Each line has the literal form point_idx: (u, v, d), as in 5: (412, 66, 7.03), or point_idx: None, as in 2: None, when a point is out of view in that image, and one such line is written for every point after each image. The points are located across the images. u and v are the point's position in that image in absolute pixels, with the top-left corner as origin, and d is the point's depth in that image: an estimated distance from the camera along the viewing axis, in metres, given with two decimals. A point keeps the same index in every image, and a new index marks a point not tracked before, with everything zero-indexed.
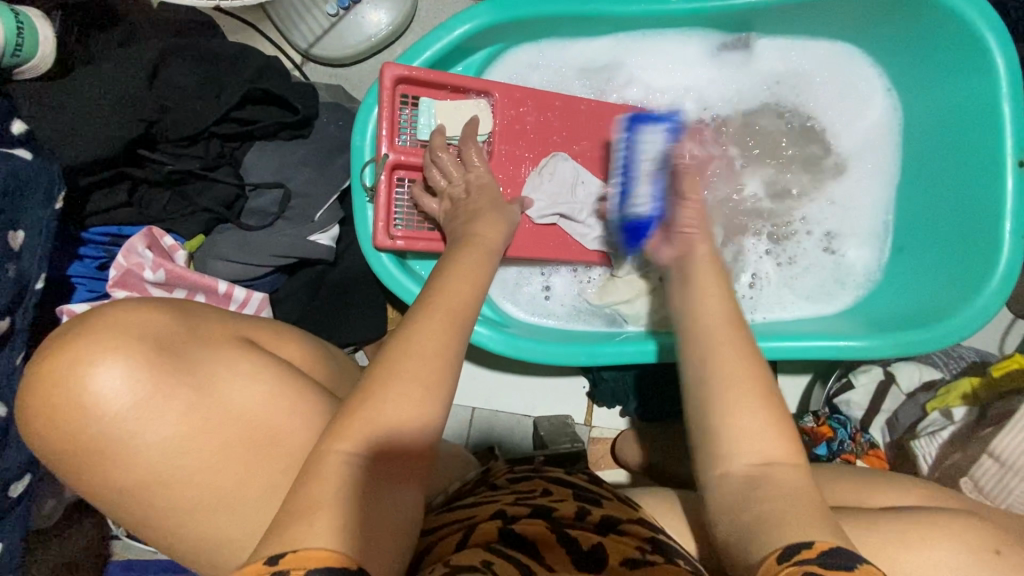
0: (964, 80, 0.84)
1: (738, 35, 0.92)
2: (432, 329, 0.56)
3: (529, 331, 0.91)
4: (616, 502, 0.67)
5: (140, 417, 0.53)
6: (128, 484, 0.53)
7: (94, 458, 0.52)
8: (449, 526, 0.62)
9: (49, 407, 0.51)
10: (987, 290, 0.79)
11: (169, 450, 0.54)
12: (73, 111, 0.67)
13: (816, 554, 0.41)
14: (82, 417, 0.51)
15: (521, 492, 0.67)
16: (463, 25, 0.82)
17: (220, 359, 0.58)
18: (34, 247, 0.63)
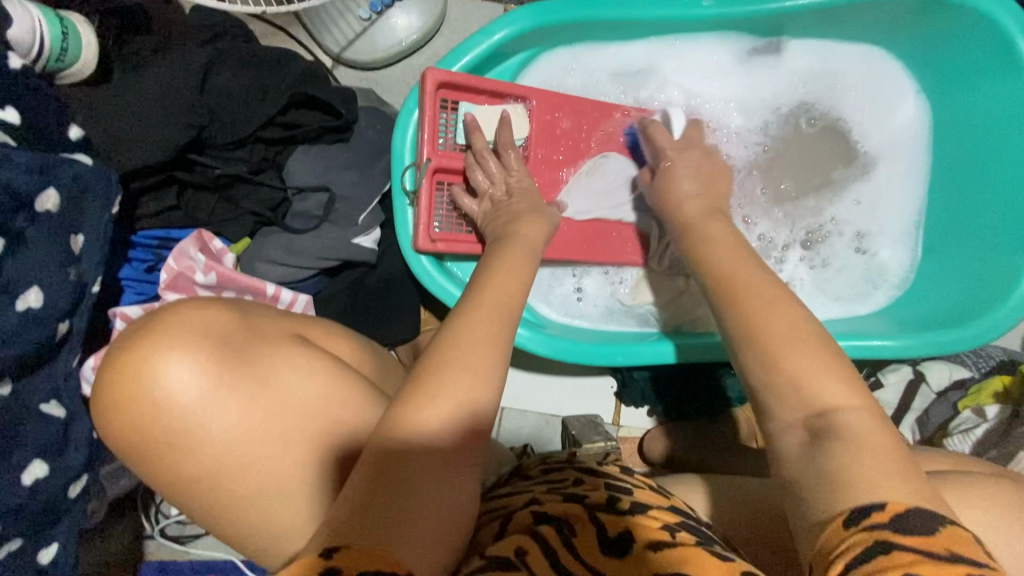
0: (995, 83, 0.85)
1: (770, 39, 0.94)
2: (487, 330, 0.57)
3: (564, 332, 0.92)
4: (649, 491, 0.68)
5: (205, 409, 0.55)
6: (194, 473, 0.55)
7: (165, 447, 0.55)
8: (490, 517, 0.64)
9: (124, 398, 0.54)
10: (1023, 289, 0.80)
11: (231, 442, 0.55)
12: (128, 117, 0.69)
13: (888, 520, 0.42)
14: (152, 409, 0.54)
15: (554, 480, 0.68)
16: (503, 30, 0.83)
17: (278, 354, 0.59)
18: (93, 251, 0.64)
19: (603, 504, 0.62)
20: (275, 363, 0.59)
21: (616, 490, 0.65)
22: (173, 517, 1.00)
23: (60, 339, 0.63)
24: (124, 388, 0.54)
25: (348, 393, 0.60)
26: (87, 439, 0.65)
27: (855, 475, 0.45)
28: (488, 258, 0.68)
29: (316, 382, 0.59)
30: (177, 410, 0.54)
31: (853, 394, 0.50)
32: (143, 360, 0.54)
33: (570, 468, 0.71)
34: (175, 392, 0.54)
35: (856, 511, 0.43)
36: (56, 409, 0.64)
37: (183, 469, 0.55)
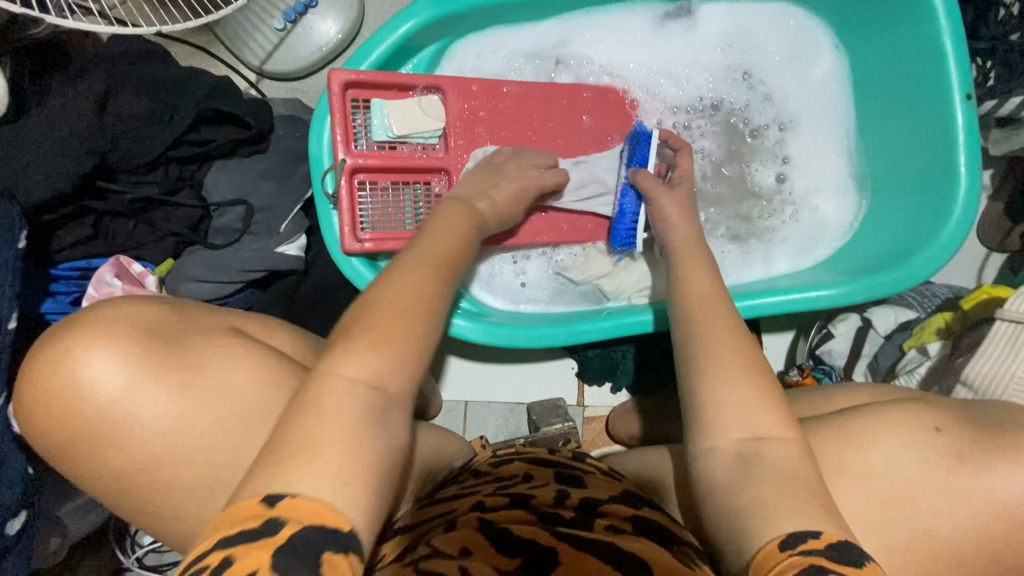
0: (904, 23, 0.85)
1: (679, 3, 0.94)
2: None
3: (510, 318, 0.92)
4: (596, 480, 0.68)
5: (134, 400, 0.54)
6: (123, 469, 0.55)
7: (89, 444, 0.54)
8: (429, 520, 0.60)
9: (48, 390, 0.53)
10: (951, 223, 0.81)
11: (157, 434, 0.55)
12: (28, 152, 0.68)
13: (821, 544, 0.43)
14: (69, 398, 0.53)
15: (505, 477, 0.67)
16: (406, 23, 0.83)
17: (212, 346, 0.59)
18: (3, 288, 0.65)
19: (550, 504, 0.61)
20: (206, 356, 0.59)
21: (564, 488, 0.64)
22: (147, 545, 1.00)
23: None
24: (50, 374, 0.54)
25: (274, 396, 0.59)
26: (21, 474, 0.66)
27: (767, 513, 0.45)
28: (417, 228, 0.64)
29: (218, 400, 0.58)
30: (108, 400, 0.53)
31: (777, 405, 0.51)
32: (74, 348, 0.53)
33: (521, 464, 0.70)
34: (100, 385, 0.53)
35: (791, 534, 0.44)
36: None
37: (96, 486, 0.55)
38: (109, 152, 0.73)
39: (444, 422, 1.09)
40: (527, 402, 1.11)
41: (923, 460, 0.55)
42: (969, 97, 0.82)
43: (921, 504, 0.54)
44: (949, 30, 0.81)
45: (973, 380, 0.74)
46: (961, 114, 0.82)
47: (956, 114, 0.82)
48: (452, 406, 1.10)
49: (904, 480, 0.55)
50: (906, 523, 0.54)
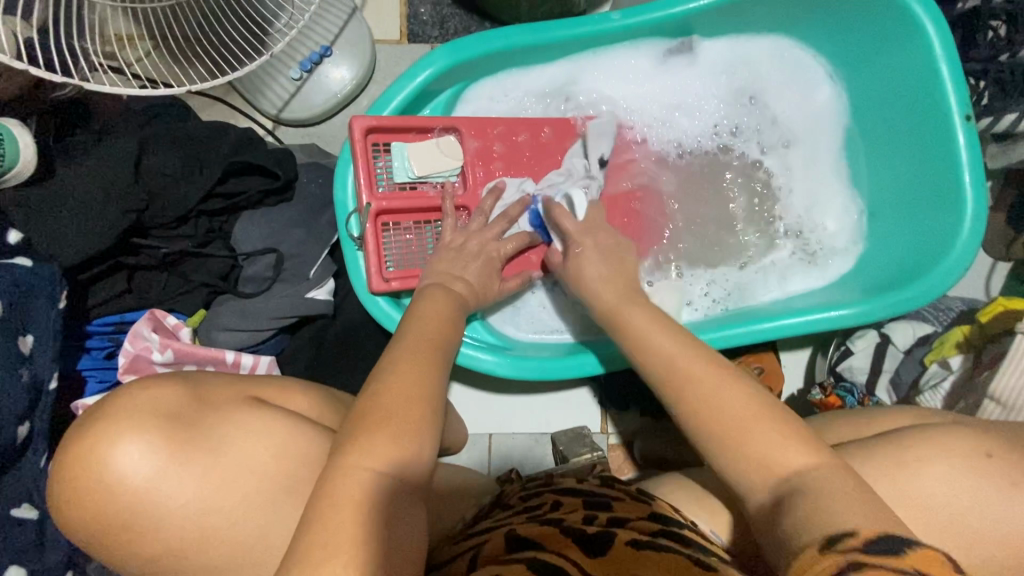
0: (900, 49, 0.89)
1: (680, 40, 0.97)
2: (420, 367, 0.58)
3: (534, 351, 0.93)
4: (625, 501, 0.66)
5: (160, 488, 0.54)
6: (155, 554, 0.55)
7: (121, 532, 0.54)
8: (462, 551, 0.62)
9: (75, 489, 0.53)
10: (961, 240, 0.84)
11: (188, 517, 0.55)
12: (64, 215, 0.70)
13: (860, 544, 0.43)
14: (93, 499, 0.53)
15: (532, 506, 0.67)
16: (424, 71, 0.87)
17: (233, 423, 0.59)
18: (45, 349, 0.65)
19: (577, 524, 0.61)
20: (226, 434, 0.58)
21: (594, 508, 0.64)
22: None
23: (21, 443, 0.64)
24: (75, 468, 0.53)
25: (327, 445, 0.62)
26: (64, 535, 0.66)
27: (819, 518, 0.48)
28: (414, 308, 0.70)
29: (269, 446, 0.59)
30: (135, 491, 0.53)
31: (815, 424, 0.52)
32: (98, 443, 0.53)
33: (545, 492, 0.70)
34: (128, 475, 0.53)
35: (835, 537, 0.45)
36: (29, 511, 0.64)
37: (152, 541, 0.54)
38: (143, 210, 0.74)
39: (471, 456, 1.09)
40: (552, 432, 1.11)
41: (959, 472, 0.57)
42: (969, 118, 0.85)
43: (964, 519, 0.55)
44: (943, 56, 0.85)
45: (1002, 393, 0.79)
46: (962, 134, 0.85)
47: (957, 135, 0.85)
48: (478, 440, 1.10)
49: (945, 495, 0.56)
50: (949, 538, 0.55)
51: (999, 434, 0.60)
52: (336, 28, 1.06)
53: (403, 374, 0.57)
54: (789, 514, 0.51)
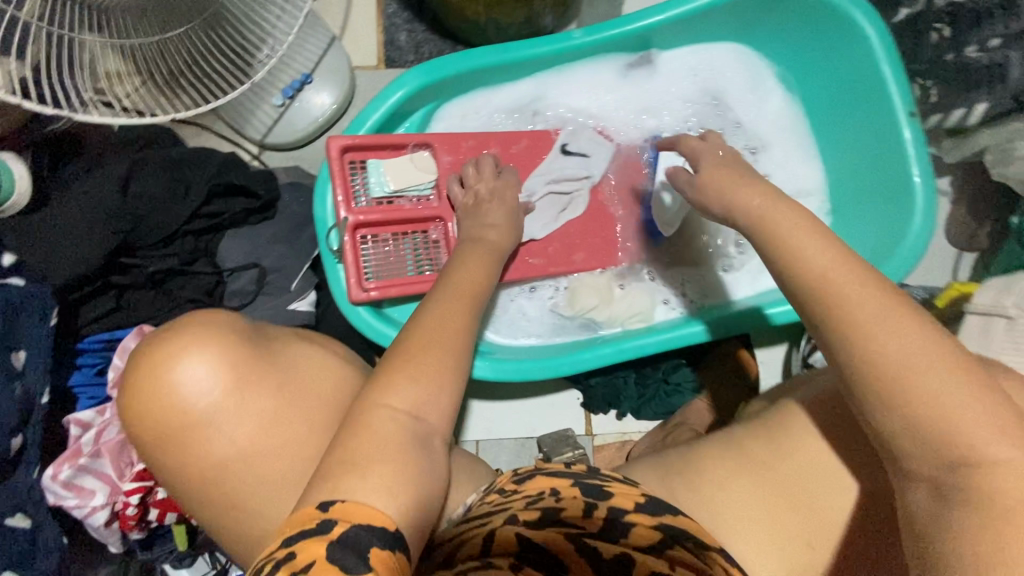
0: (847, 52, 0.95)
1: (640, 54, 1.03)
2: (421, 357, 0.61)
3: (518, 355, 0.96)
4: (618, 483, 0.67)
5: (229, 389, 0.63)
6: (213, 452, 0.63)
7: (190, 425, 0.63)
8: (461, 539, 0.60)
9: (159, 382, 0.62)
10: (916, 227, 0.88)
11: (249, 418, 0.64)
12: (56, 237, 0.75)
13: None
14: (162, 400, 0.62)
15: (531, 493, 0.64)
16: (397, 92, 0.92)
17: (295, 352, 0.70)
18: (37, 363, 0.69)
19: (578, 518, 0.62)
20: (290, 358, 0.69)
21: (591, 497, 0.64)
22: None
23: (14, 455, 0.67)
24: (153, 370, 0.63)
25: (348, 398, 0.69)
26: (56, 545, 0.68)
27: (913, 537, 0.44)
28: (450, 269, 0.76)
29: (318, 377, 0.69)
30: (202, 393, 0.62)
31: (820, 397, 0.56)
32: (173, 352, 0.63)
33: (544, 475, 0.66)
34: (204, 374, 0.63)
35: None
36: (22, 520, 0.67)
37: (215, 437, 0.63)
38: (130, 231, 0.79)
39: None
40: (537, 436, 1.13)
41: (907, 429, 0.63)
42: (913, 114, 0.90)
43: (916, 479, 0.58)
44: (885, 57, 0.91)
45: None
46: (908, 128, 0.90)
47: (904, 129, 0.90)
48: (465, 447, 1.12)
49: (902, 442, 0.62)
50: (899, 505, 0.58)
51: None
52: (316, 57, 1.11)
53: (416, 359, 0.60)
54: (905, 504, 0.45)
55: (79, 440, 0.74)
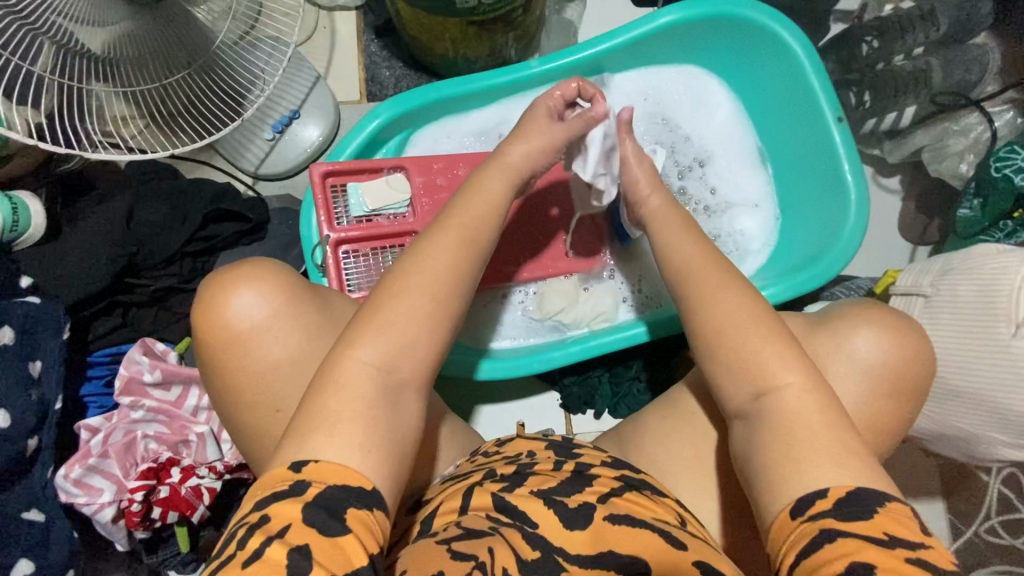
0: (779, 67, 1.04)
1: (594, 78, 1.13)
2: (383, 324, 0.63)
3: (503, 352, 1.05)
4: (589, 450, 0.76)
5: (288, 313, 0.71)
6: (262, 365, 0.69)
7: (249, 337, 0.69)
8: (446, 492, 0.68)
9: (234, 293, 0.70)
10: (851, 220, 0.96)
11: (298, 342, 0.71)
12: (69, 261, 0.84)
13: (829, 505, 0.56)
14: (235, 313, 0.69)
15: (511, 453, 0.73)
16: (373, 122, 1.02)
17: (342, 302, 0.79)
18: (51, 372, 0.77)
19: (549, 470, 0.68)
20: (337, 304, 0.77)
21: (563, 457, 0.71)
22: None
23: (31, 454, 0.75)
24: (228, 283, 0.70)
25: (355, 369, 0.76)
26: (66, 538, 0.76)
27: (792, 471, 0.60)
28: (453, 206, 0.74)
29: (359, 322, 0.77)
30: (263, 313, 0.70)
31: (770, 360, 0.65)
32: (253, 278, 0.70)
33: (521, 439, 0.76)
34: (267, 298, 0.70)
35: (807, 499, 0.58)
36: (37, 514, 0.75)
37: (268, 352, 0.70)
38: (134, 253, 0.88)
39: None
40: None
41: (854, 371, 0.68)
42: (841, 119, 0.99)
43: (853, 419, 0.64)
44: (812, 69, 1.00)
45: None
46: (838, 132, 0.99)
47: (834, 133, 0.99)
48: None
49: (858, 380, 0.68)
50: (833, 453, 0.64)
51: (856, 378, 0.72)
52: (303, 94, 1.22)
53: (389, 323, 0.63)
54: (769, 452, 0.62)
55: (89, 443, 0.82)
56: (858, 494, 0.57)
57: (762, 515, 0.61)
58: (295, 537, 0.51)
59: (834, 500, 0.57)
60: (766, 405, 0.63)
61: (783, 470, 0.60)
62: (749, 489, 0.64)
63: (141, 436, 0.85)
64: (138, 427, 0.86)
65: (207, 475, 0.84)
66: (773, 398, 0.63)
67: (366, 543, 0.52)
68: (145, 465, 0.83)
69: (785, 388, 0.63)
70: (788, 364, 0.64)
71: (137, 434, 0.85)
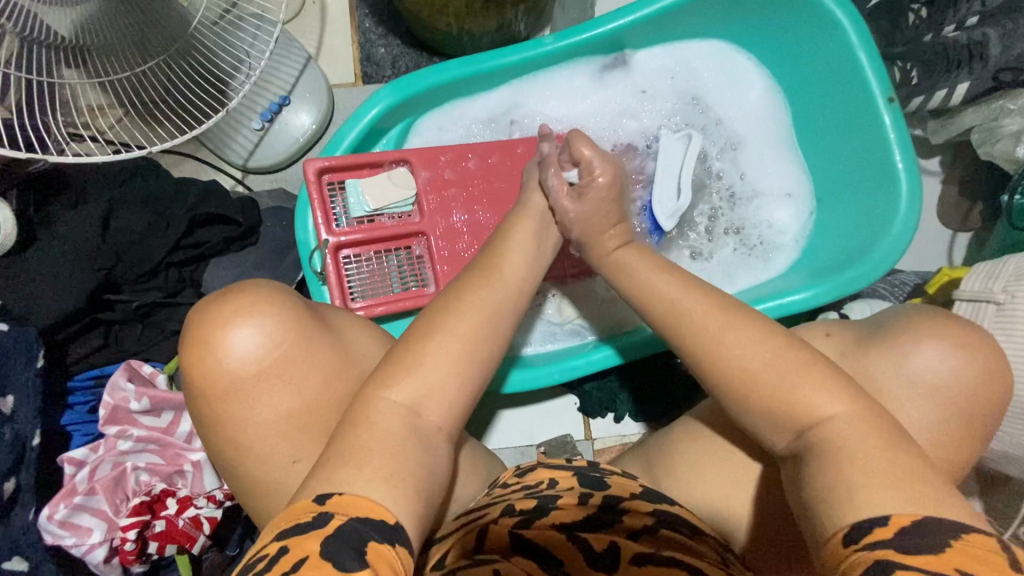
0: (822, 41, 0.93)
1: (615, 55, 1.02)
2: (404, 369, 0.58)
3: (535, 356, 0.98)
4: (618, 476, 0.68)
5: (284, 354, 0.64)
6: (267, 414, 0.64)
7: (248, 384, 0.63)
8: (460, 530, 0.61)
9: (221, 336, 0.62)
10: (901, 213, 0.87)
11: (304, 386, 0.64)
12: (42, 280, 0.76)
13: (889, 535, 0.47)
14: (230, 355, 0.63)
15: (530, 484, 0.66)
16: (371, 110, 0.92)
17: (351, 328, 0.71)
18: (26, 405, 0.70)
19: (574, 505, 0.62)
20: (344, 330, 0.70)
21: (591, 488, 0.64)
22: None
23: (9, 498, 0.68)
24: (214, 320, 0.64)
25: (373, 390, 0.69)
26: None
27: (849, 495, 0.50)
28: (494, 258, 0.72)
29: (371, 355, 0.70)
30: (256, 355, 0.63)
31: (836, 381, 0.57)
32: (237, 311, 0.63)
33: (544, 467, 0.68)
34: (257, 339, 0.63)
35: (859, 525, 0.48)
36: (19, 562, 0.68)
37: (272, 397, 0.63)
38: (112, 268, 0.80)
39: None
40: (537, 443, 1.12)
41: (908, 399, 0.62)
42: (892, 99, 0.89)
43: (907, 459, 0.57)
44: (860, 44, 0.90)
45: None
46: (888, 115, 0.89)
47: (884, 116, 0.89)
48: None
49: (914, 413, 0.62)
50: None
51: (919, 396, 0.65)
52: (293, 78, 1.12)
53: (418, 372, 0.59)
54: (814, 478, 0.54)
55: (73, 479, 0.76)
56: (928, 524, 0.46)
57: (816, 535, 0.52)
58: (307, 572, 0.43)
59: (896, 529, 0.47)
60: (813, 438, 0.56)
61: (835, 486, 0.51)
62: (805, 516, 0.54)
63: (132, 468, 0.79)
64: (128, 458, 0.79)
65: (205, 505, 0.77)
66: (821, 431, 0.55)
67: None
68: (137, 500, 0.77)
69: (832, 414, 0.56)
70: (830, 390, 0.56)
71: (127, 467, 0.78)
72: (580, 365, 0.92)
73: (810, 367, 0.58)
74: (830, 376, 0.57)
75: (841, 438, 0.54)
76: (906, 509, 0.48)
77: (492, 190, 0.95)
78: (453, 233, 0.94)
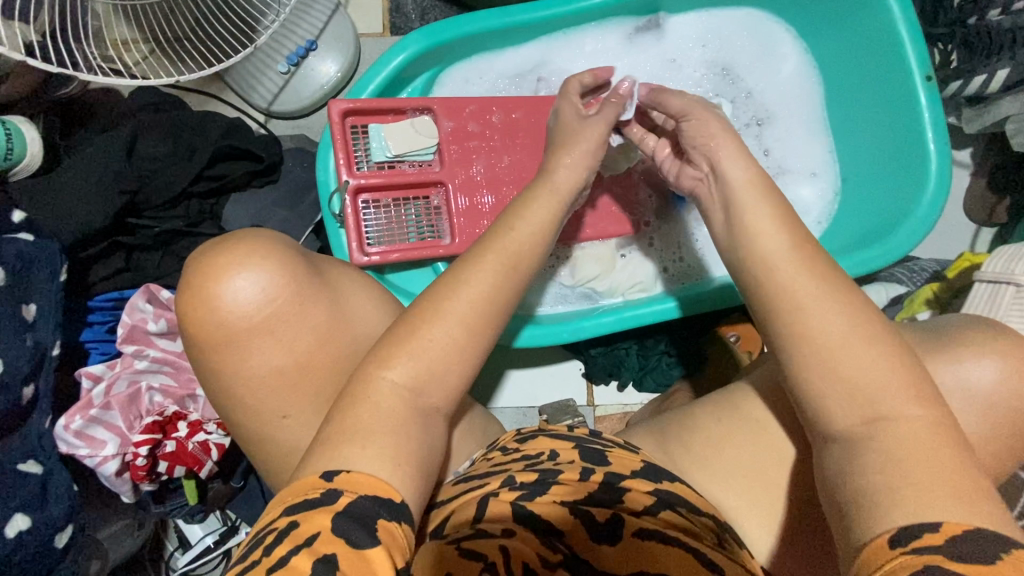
0: (862, 14, 0.91)
1: (648, 18, 1.00)
2: (424, 307, 0.60)
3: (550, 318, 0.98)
4: (619, 449, 0.67)
5: (280, 306, 0.64)
6: (271, 359, 0.65)
7: (247, 334, 0.64)
8: (461, 494, 0.61)
9: (212, 290, 0.63)
10: (929, 194, 0.86)
11: (304, 333, 0.65)
12: (67, 198, 0.77)
13: (942, 541, 0.45)
14: (230, 305, 0.63)
15: (531, 454, 0.65)
16: (398, 56, 0.91)
17: (350, 280, 0.72)
18: (46, 317, 0.72)
19: (573, 480, 0.60)
20: (342, 283, 0.71)
21: (590, 462, 0.63)
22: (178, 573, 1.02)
23: (26, 403, 0.71)
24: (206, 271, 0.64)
25: (381, 329, 0.71)
26: (65, 491, 0.71)
27: (897, 492, 0.49)
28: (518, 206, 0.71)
29: (369, 306, 0.71)
30: (251, 307, 0.63)
31: (868, 344, 0.54)
32: (227, 264, 0.63)
33: (544, 437, 0.67)
34: (250, 293, 0.63)
35: (906, 530, 0.47)
36: (34, 466, 0.70)
37: (280, 335, 0.65)
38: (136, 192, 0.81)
39: None
40: (540, 405, 1.13)
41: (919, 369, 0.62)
42: (930, 77, 0.87)
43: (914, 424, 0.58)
44: (903, 18, 0.87)
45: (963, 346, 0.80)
46: (924, 94, 0.87)
47: (920, 96, 0.87)
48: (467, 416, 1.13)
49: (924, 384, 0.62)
50: None
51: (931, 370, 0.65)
52: (321, 23, 1.11)
53: (432, 305, 0.60)
54: (863, 468, 0.52)
55: (90, 392, 0.78)
56: (978, 536, 0.45)
57: (849, 544, 0.50)
58: (323, 547, 0.46)
59: (948, 536, 0.45)
60: (882, 432, 0.52)
61: (881, 482, 0.50)
62: (839, 514, 0.53)
63: (146, 387, 0.81)
64: (143, 377, 0.82)
65: (215, 431, 0.80)
66: (893, 427, 0.52)
67: (397, 559, 0.48)
68: (150, 419, 0.79)
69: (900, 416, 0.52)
70: (873, 360, 0.53)
71: (142, 386, 0.81)
72: (592, 330, 0.92)
73: (847, 338, 0.54)
74: (863, 342, 0.54)
75: (903, 441, 0.51)
76: (957, 518, 0.47)
77: (514, 144, 0.95)
78: (472, 186, 0.93)
